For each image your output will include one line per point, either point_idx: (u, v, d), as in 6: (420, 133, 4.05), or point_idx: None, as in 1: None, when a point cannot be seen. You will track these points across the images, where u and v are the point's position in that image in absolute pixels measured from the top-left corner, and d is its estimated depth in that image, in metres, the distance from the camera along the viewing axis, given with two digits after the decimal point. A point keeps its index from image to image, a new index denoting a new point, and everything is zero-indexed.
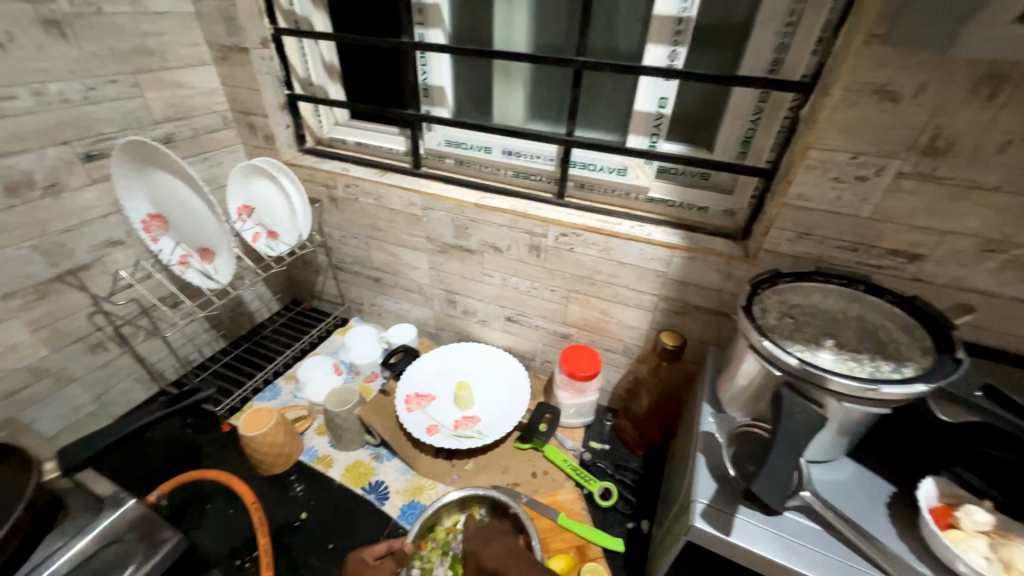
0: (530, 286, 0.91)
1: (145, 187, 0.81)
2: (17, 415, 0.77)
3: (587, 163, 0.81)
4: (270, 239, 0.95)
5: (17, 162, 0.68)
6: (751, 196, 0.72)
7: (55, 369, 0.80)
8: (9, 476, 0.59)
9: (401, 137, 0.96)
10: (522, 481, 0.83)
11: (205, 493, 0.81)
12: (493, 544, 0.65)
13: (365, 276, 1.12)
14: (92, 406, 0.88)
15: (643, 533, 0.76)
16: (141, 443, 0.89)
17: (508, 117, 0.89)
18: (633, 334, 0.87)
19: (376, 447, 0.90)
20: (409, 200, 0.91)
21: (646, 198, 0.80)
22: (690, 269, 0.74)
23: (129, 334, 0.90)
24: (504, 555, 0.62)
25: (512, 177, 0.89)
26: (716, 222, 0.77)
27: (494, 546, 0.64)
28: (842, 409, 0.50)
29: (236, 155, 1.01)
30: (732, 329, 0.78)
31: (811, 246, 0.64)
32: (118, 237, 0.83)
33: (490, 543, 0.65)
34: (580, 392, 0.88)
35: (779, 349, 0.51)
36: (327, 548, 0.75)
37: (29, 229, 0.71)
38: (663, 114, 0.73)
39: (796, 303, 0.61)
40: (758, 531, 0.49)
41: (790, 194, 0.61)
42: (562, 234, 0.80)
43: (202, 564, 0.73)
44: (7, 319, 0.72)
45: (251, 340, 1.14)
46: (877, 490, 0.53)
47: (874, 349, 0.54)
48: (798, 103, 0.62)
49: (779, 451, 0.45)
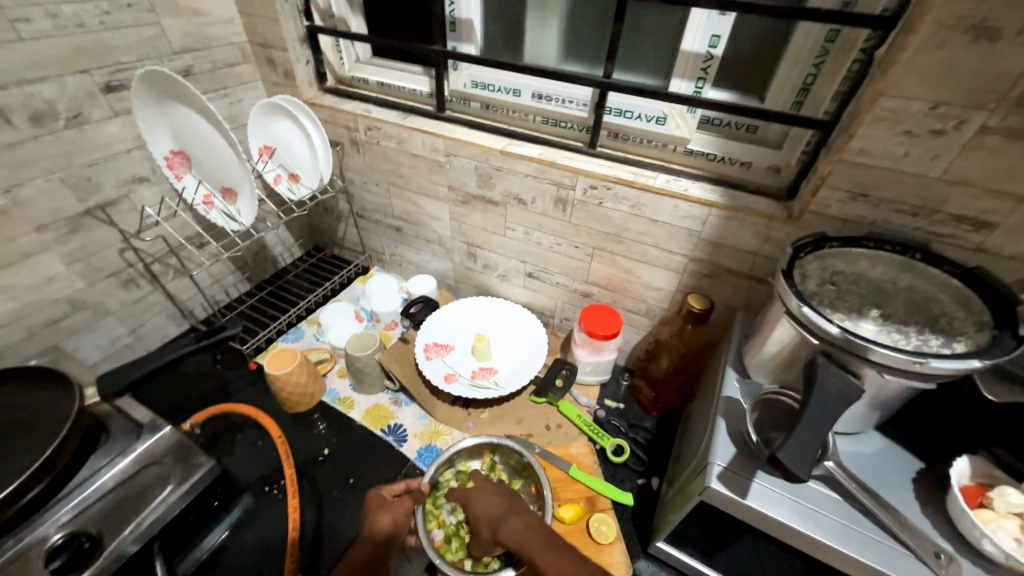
0: (554, 241, 0.88)
1: (167, 122, 0.79)
2: (60, 342, 0.81)
3: (624, 110, 0.75)
4: (291, 182, 0.94)
5: (39, 90, 0.67)
6: (802, 153, 0.66)
7: (92, 301, 0.83)
8: (54, 398, 0.62)
9: (424, 77, 0.90)
10: (536, 432, 0.84)
11: (235, 425, 0.86)
12: (507, 523, 0.60)
13: (385, 225, 1.11)
14: (129, 338, 0.92)
15: (653, 489, 0.77)
16: (175, 375, 0.94)
17: (540, 56, 0.82)
18: (657, 296, 0.85)
19: (395, 392, 0.92)
20: (432, 146, 0.87)
21: (684, 151, 0.74)
22: (726, 230, 0.70)
23: (159, 271, 0.92)
24: (523, 535, 0.58)
25: (540, 124, 0.83)
26: (759, 180, 0.71)
27: (508, 525, 0.59)
28: (881, 382, 0.48)
29: (256, 93, 0.98)
30: (764, 295, 0.74)
31: (865, 209, 0.59)
32: (143, 174, 0.83)
33: (503, 523, 0.60)
34: (599, 351, 0.87)
35: (820, 317, 0.48)
36: (348, 482, 0.79)
37: (55, 161, 0.71)
38: (713, 55, 0.65)
39: (840, 269, 0.57)
40: (775, 496, 0.49)
41: (851, 148, 0.55)
42: (591, 187, 0.76)
43: (234, 488, 0.78)
44: (43, 251, 0.74)
45: (275, 284, 1.16)
46: (905, 464, 0.51)
47: (924, 321, 0.51)
48: (873, 43, 0.54)
49: (809, 420, 0.43)
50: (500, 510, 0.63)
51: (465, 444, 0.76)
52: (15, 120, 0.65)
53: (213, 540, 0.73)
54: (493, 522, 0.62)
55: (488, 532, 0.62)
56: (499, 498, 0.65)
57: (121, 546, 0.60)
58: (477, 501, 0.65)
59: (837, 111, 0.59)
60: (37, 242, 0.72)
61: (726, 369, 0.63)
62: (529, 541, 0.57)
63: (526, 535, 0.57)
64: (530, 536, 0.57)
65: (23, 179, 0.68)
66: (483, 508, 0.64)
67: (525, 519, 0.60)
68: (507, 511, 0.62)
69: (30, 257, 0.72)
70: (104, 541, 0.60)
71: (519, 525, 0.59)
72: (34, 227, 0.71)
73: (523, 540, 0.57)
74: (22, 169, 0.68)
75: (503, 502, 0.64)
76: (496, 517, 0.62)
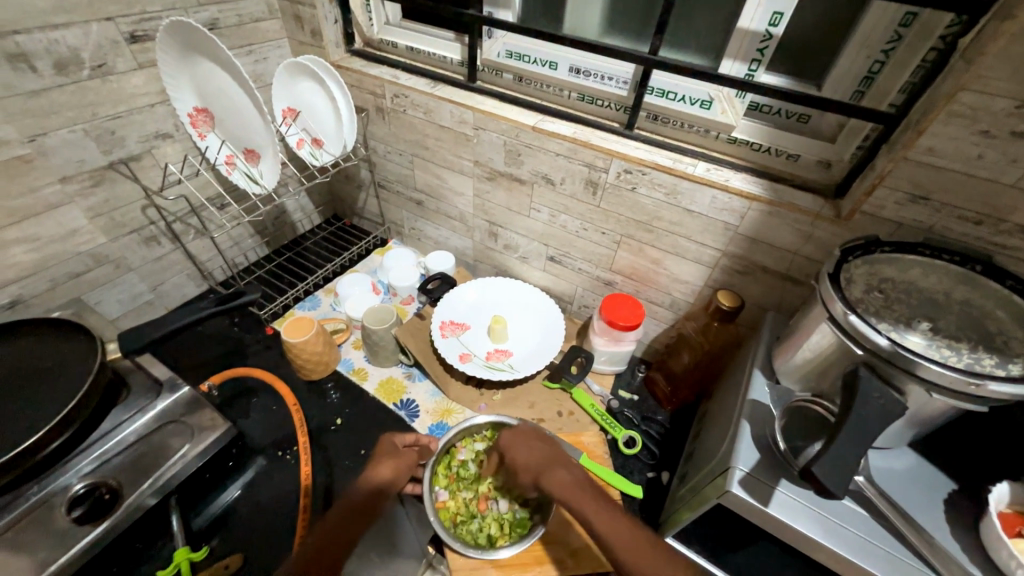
0: (580, 226, 0.85)
1: (191, 78, 0.77)
2: (84, 295, 0.82)
3: (667, 90, 0.70)
4: (313, 147, 0.92)
5: (64, 36, 0.65)
6: (857, 148, 0.61)
7: (114, 257, 0.83)
8: (78, 351, 0.63)
9: (455, 43, 0.85)
10: (548, 418, 0.84)
11: (251, 389, 0.87)
12: (552, 474, 0.64)
13: (406, 198, 1.09)
14: (149, 295, 0.93)
15: (663, 483, 0.77)
16: (193, 335, 0.95)
17: (581, 29, 0.77)
18: (683, 290, 0.82)
19: (409, 367, 0.92)
20: (461, 117, 0.84)
21: (726, 139, 0.70)
22: (766, 225, 0.66)
23: (180, 231, 0.91)
24: (570, 489, 0.61)
25: (576, 101, 0.79)
26: (806, 175, 0.66)
27: (554, 475, 0.63)
28: (926, 400, 0.45)
29: (282, 52, 0.95)
30: (797, 296, 0.71)
31: (924, 213, 0.55)
32: (166, 130, 0.82)
33: (549, 472, 0.64)
34: (616, 341, 0.85)
35: (867, 326, 0.45)
36: (359, 453, 0.80)
37: (79, 111, 0.69)
38: (773, 35, 0.60)
39: (888, 277, 0.53)
40: (799, 507, 0.47)
41: (916, 146, 0.51)
42: (625, 170, 0.73)
43: (247, 450, 0.79)
44: (66, 204, 0.73)
45: (293, 251, 1.15)
46: (939, 483, 0.49)
47: (977, 338, 0.48)
48: (958, 29, 0.49)
49: (847, 435, 0.41)
50: (544, 462, 0.66)
51: (479, 420, 0.76)
52: (40, 66, 0.64)
53: (227, 497, 0.74)
54: (535, 474, 0.65)
55: (529, 478, 0.66)
56: (536, 453, 0.67)
57: (138, 499, 0.61)
58: (518, 450, 0.68)
59: (904, 104, 0.54)
60: (60, 194, 0.72)
61: (754, 371, 0.60)
62: (585, 502, 0.59)
63: (573, 491, 0.61)
64: (585, 496, 0.60)
65: (47, 128, 0.67)
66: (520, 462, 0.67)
67: (572, 473, 0.64)
68: (551, 465, 0.65)
69: (54, 209, 0.72)
70: (123, 493, 0.61)
71: (570, 479, 0.63)
72: (58, 178, 0.70)
73: (571, 495, 0.61)
74: (46, 118, 0.66)
75: (544, 455, 0.67)
76: (536, 468, 0.65)
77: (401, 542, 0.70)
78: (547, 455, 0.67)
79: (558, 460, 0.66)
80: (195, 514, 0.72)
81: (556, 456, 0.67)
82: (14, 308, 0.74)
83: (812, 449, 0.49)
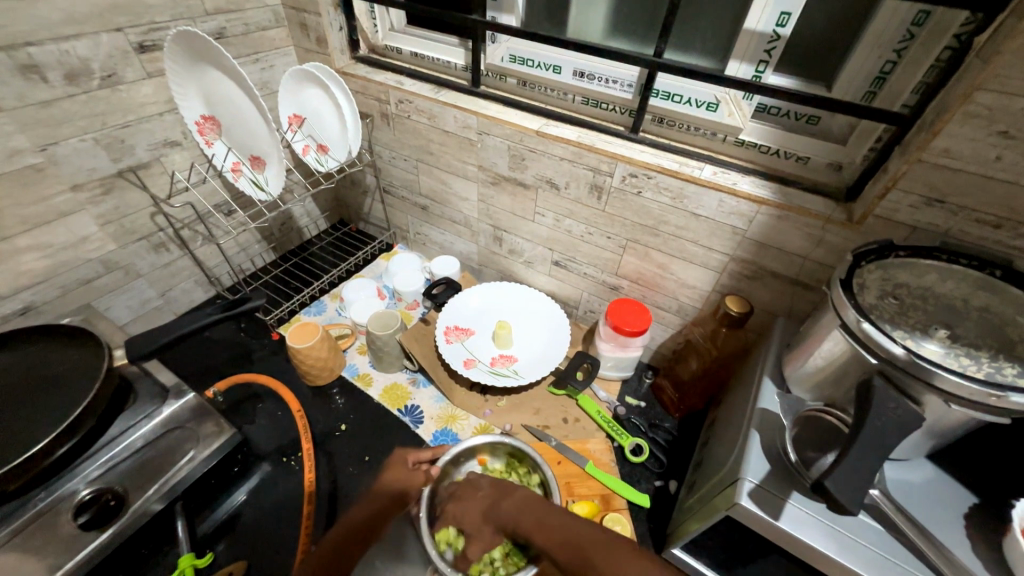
0: (585, 230, 0.84)
1: (197, 86, 0.77)
2: (94, 301, 0.83)
3: (672, 93, 0.69)
4: (319, 153, 0.93)
5: (75, 47, 0.66)
6: (869, 150, 0.60)
7: (124, 263, 0.84)
8: (86, 357, 0.63)
9: (459, 48, 0.85)
10: (553, 424, 0.83)
11: (257, 394, 0.87)
12: (508, 508, 0.61)
13: (412, 203, 1.09)
14: (158, 301, 0.94)
15: (670, 493, 0.75)
16: (201, 340, 0.95)
17: (585, 32, 0.76)
18: (691, 295, 0.81)
19: (414, 372, 0.92)
20: (465, 122, 0.84)
21: (733, 141, 0.68)
22: (775, 229, 0.65)
23: (188, 238, 0.92)
24: (529, 519, 0.58)
25: (580, 105, 0.79)
26: (816, 178, 0.65)
27: (511, 509, 0.60)
28: (944, 410, 0.43)
29: (288, 59, 0.96)
30: (809, 301, 0.70)
31: (940, 216, 0.53)
32: (174, 138, 0.83)
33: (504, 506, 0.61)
34: (623, 347, 0.84)
35: (882, 335, 0.44)
36: (364, 460, 0.80)
37: (90, 120, 0.71)
38: (781, 35, 0.59)
39: (903, 282, 0.52)
40: (811, 521, 0.45)
41: (931, 148, 0.50)
42: (630, 174, 0.72)
43: (253, 456, 0.79)
44: (76, 211, 0.74)
45: (299, 256, 1.16)
46: (958, 496, 0.47)
47: (997, 346, 0.46)
48: (972, 28, 0.48)
49: (861, 447, 0.39)
50: (494, 496, 0.64)
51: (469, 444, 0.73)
52: (51, 77, 0.65)
53: (232, 503, 0.74)
54: (490, 514, 0.62)
55: (489, 525, 0.62)
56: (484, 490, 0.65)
57: (144, 505, 0.63)
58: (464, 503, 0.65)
59: (917, 104, 0.53)
60: (71, 202, 0.73)
61: (763, 380, 0.59)
62: (546, 530, 0.56)
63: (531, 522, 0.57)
64: (546, 522, 0.56)
65: (58, 137, 0.68)
66: (475, 518, 0.63)
67: (518, 496, 0.61)
68: (501, 494, 0.63)
69: (65, 217, 0.73)
70: (129, 500, 0.62)
71: (521, 501, 0.61)
72: (69, 186, 0.72)
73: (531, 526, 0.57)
74: (58, 128, 0.67)
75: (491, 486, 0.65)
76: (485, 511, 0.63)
77: (406, 549, 0.69)
78: (497, 486, 0.65)
79: (506, 488, 0.63)
80: (199, 520, 0.72)
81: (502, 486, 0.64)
82: (26, 314, 0.75)
83: (826, 459, 0.48)
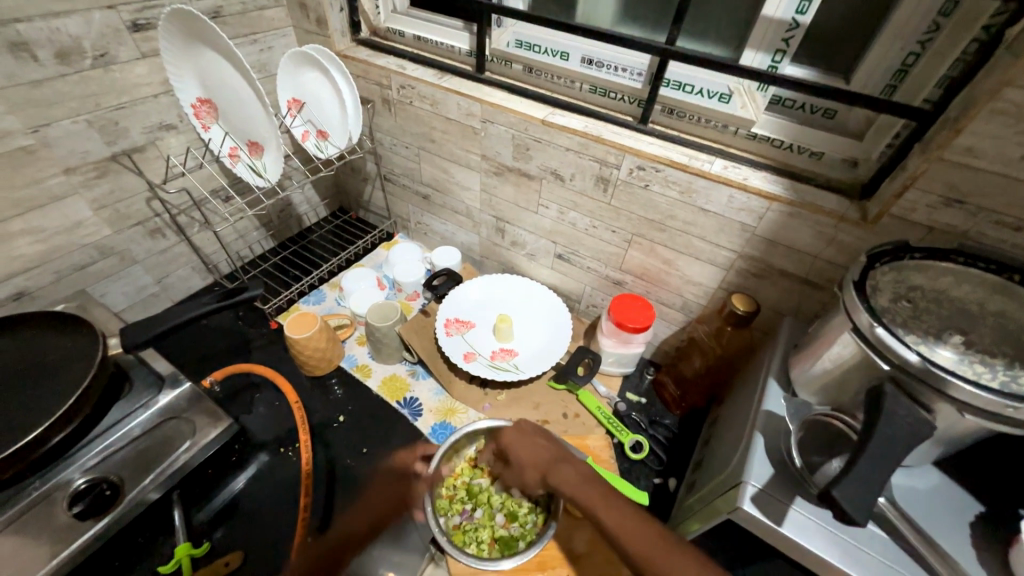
0: (589, 224, 0.82)
1: (193, 67, 0.75)
2: (90, 287, 0.82)
3: (683, 83, 0.67)
4: (319, 139, 0.90)
5: (65, 25, 0.63)
6: (887, 146, 0.58)
7: (119, 249, 0.83)
8: (80, 345, 0.62)
9: (464, 32, 0.83)
10: (553, 419, 0.82)
11: (255, 384, 0.87)
12: (558, 471, 0.62)
13: (413, 191, 1.07)
14: (155, 288, 0.93)
15: (669, 490, 0.75)
16: (199, 328, 0.94)
17: (594, 17, 0.74)
18: (696, 292, 0.79)
19: (413, 364, 0.91)
20: (468, 109, 0.81)
21: (745, 135, 0.66)
22: (786, 227, 0.63)
23: (185, 224, 0.91)
24: (577, 485, 0.60)
25: (587, 94, 0.76)
26: (830, 174, 0.63)
27: (559, 472, 0.62)
28: (957, 420, 0.42)
29: (287, 41, 0.93)
30: (817, 301, 0.68)
31: (958, 217, 0.52)
32: (170, 121, 0.81)
33: (554, 469, 0.63)
34: (625, 343, 0.83)
35: (896, 340, 0.42)
36: (361, 451, 0.79)
37: (82, 101, 0.68)
38: (800, 24, 0.56)
39: (917, 285, 0.50)
40: (815, 527, 0.45)
41: (954, 146, 0.48)
42: (637, 167, 0.70)
43: (250, 446, 0.79)
44: (71, 195, 0.72)
45: (299, 244, 1.15)
46: (965, 505, 0.46)
47: (1013, 353, 0.44)
48: (1002, 18, 0.45)
49: (870, 456, 0.38)
50: (552, 458, 0.65)
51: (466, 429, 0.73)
52: (41, 55, 0.62)
53: (230, 493, 0.74)
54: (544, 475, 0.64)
55: (537, 477, 0.65)
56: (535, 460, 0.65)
57: (140, 494, 0.62)
58: (525, 453, 0.66)
59: (941, 99, 0.50)
60: (65, 185, 0.71)
61: (768, 381, 0.58)
62: (592, 498, 0.58)
63: (580, 487, 0.60)
64: (591, 491, 0.59)
65: (50, 119, 0.66)
66: (526, 463, 0.66)
67: (579, 470, 0.62)
68: (559, 462, 0.64)
69: (59, 201, 0.71)
70: (124, 489, 0.61)
71: (577, 478, 0.61)
72: (62, 169, 0.70)
73: (578, 491, 0.59)
74: (50, 108, 0.65)
75: (543, 454, 0.65)
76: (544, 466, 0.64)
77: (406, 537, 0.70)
78: (552, 452, 0.65)
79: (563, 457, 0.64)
80: (197, 509, 0.71)
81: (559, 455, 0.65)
82: (20, 300, 0.74)
83: (831, 466, 0.47)
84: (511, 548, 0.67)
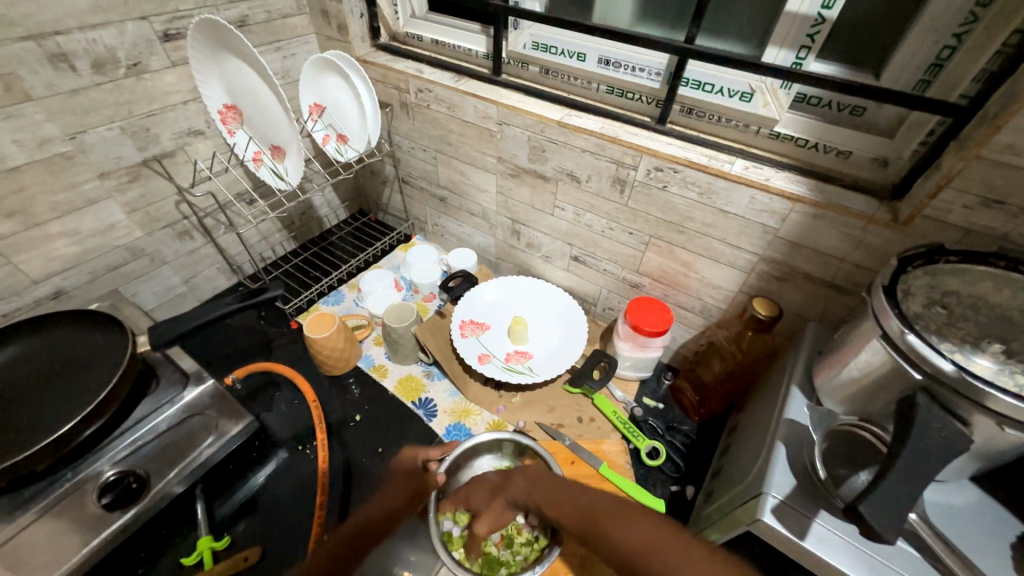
0: (606, 225, 0.81)
1: (220, 74, 0.78)
2: (122, 287, 0.86)
3: (702, 82, 0.65)
4: (340, 143, 0.92)
5: (101, 36, 0.66)
6: (920, 145, 0.55)
7: (149, 250, 0.86)
8: (112, 342, 0.65)
9: (481, 35, 0.83)
10: (567, 423, 0.81)
11: (275, 382, 0.89)
12: (511, 488, 0.65)
13: (430, 194, 1.08)
14: (183, 288, 0.96)
15: (687, 499, 0.73)
16: (224, 327, 0.97)
17: (611, 18, 0.73)
18: (715, 295, 0.77)
19: (429, 365, 0.91)
20: (484, 112, 0.82)
21: (768, 134, 0.64)
22: (810, 229, 0.61)
23: (211, 226, 0.94)
24: (529, 493, 0.62)
25: (604, 94, 0.75)
26: (857, 174, 0.60)
27: (513, 486, 0.64)
28: (996, 434, 0.40)
29: (309, 47, 0.96)
30: (843, 306, 0.66)
31: (998, 219, 0.49)
32: (198, 127, 0.84)
33: (508, 486, 0.65)
34: (642, 347, 0.82)
35: (929, 348, 0.40)
36: (377, 451, 0.80)
37: (116, 109, 0.72)
38: (826, 18, 0.54)
39: (952, 289, 0.48)
40: (841, 543, 0.43)
41: (993, 143, 0.45)
42: (655, 168, 0.68)
43: (270, 442, 0.81)
44: (105, 199, 0.76)
45: (319, 246, 1.17)
46: (1005, 525, 0.43)
47: None
48: None
49: (899, 470, 0.37)
50: (498, 482, 0.67)
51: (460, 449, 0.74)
52: (78, 66, 0.66)
53: (251, 488, 0.76)
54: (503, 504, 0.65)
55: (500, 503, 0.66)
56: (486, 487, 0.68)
57: (164, 488, 0.64)
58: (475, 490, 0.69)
59: (980, 94, 0.48)
60: (100, 189, 0.74)
61: (791, 389, 0.56)
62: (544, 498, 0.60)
63: (531, 491, 0.62)
64: (542, 490, 0.61)
65: (86, 126, 0.69)
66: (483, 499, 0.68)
67: (527, 477, 0.64)
68: (507, 478, 0.66)
69: (93, 204, 0.75)
70: (149, 482, 0.63)
71: (526, 481, 0.63)
72: (97, 174, 0.73)
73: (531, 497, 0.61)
74: (86, 116, 0.69)
75: (489, 482, 0.68)
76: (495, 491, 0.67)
77: (418, 535, 0.70)
78: (495, 476, 0.68)
79: (509, 473, 0.66)
80: (219, 503, 0.73)
81: (502, 475, 0.67)
82: (58, 298, 0.78)
83: (858, 479, 0.45)
84: (493, 570, 0.66)
